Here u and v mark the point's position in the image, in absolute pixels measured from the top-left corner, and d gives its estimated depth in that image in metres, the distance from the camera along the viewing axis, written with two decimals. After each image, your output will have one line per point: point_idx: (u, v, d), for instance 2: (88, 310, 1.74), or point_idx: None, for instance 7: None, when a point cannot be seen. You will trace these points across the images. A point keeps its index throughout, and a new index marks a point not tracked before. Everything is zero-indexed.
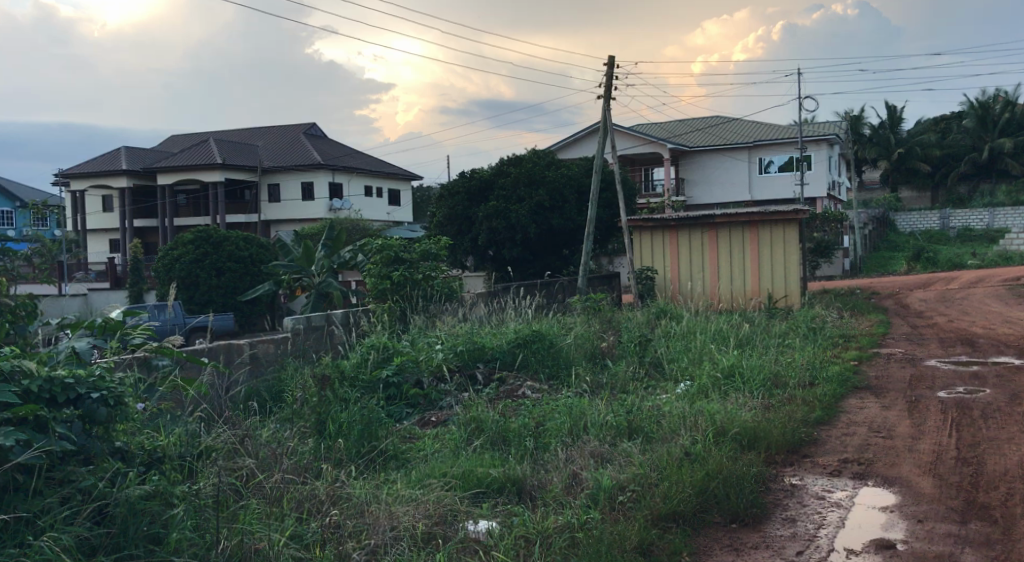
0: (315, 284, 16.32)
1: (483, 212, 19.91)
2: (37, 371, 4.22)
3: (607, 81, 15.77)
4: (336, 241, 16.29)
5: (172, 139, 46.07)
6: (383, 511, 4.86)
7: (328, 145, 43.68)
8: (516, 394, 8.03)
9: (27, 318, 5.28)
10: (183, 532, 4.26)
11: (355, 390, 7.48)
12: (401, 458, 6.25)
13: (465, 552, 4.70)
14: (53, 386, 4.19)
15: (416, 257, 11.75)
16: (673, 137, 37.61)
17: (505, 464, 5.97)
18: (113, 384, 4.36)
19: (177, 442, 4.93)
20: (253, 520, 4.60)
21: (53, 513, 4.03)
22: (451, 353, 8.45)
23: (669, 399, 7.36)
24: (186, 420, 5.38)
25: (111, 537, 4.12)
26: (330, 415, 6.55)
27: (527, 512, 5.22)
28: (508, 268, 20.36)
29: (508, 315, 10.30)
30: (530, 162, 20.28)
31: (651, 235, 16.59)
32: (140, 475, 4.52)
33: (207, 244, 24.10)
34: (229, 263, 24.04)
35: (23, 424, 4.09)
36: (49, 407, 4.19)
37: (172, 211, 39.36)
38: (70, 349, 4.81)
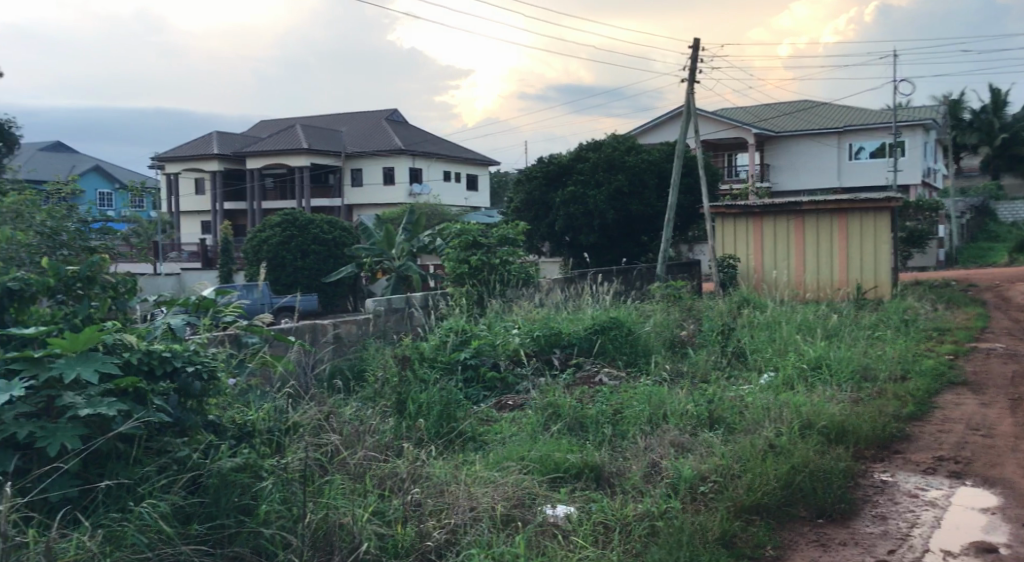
0: (395, 267, 16.55)
1: (561, 196, 19.86)
2: (137, 344, 4.42)
3: (692, 65, 15.45)
4: (416, 225, 16.46)
5: (259, 124, 47.32)
6: (463, 492, 4.92)
7: (407, 130, 44.10)
8: (592, 380, 8.00)
9: (128, 294, 5.36)
10: (272, 504, 4.37)
11: (433, 371, 7.61)
12: (479, 440, 6.30)
13: (543, 535, 4.72)
14: (152, 359, 4.40)
15: (494, 241, 11.74)
16: (759, 123, 36.76)
17: (582, 450, 5.96)
18: (207, 360, 4.61)
19: (265, 416, 5.11)
20: (338, 495, 4.68)
21: (151, 481, 4.19)
22: (528, 338, 8.47)
23: (752, 389, 7.23)
24: (274, 397, 5.55)
25: (204, 507, 4.25)
26: (410, 395, 6.70)
27: (606, 498, 5.22)
28: (585, 254, 20.26)
29: (585, 302, 10.27)
30: (610, 147, 20.20)
31: (734, 222, 16.21)
32: (232, 447, 4.70)
33: (293, 227, 24.63)
34: (313, 246, 24.50)
35: (125, 396, 4.31)
36: (148, 379, 4.40)
37: (260, 194, 40.50)
38: (166, 325, 5.02)
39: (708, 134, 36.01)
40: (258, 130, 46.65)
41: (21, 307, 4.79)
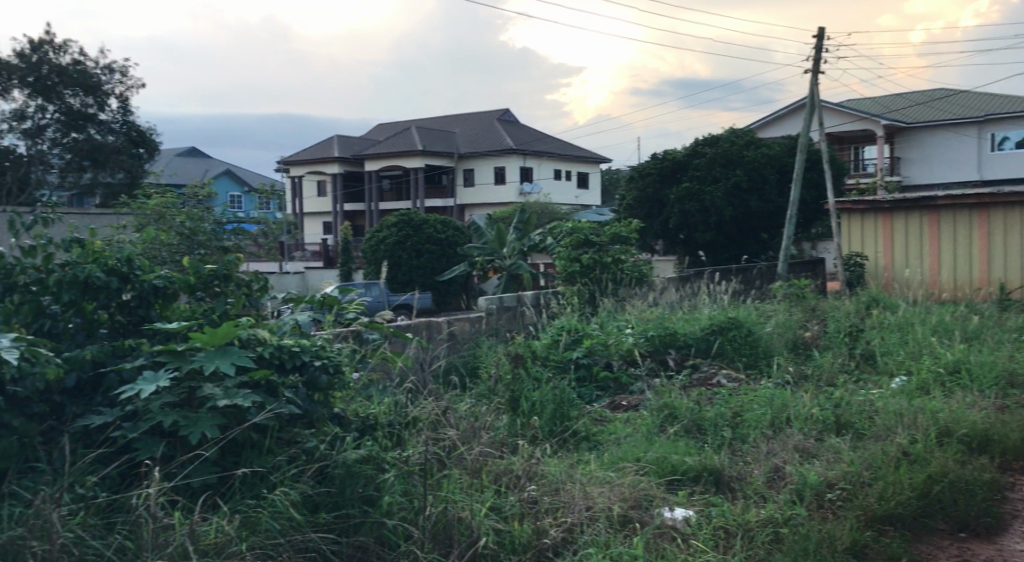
0: (506, 266, 16.69)
1: (676, 194, 19.55)
2: (269, 338, 4.59)
3: (816, 55, 14.92)
4: (528, 224, 16.57)
5: (377, 127, 48.68)
6: (579, 491, 4.89)
7: (520, 130, 44.38)
8: (710, 382, 7.79)
9: (260, 292, 5.56)
10: (394, 496, 4.46)
11: (547, 369, 7.64)
12: (593, 440, 6.26)
13: (662, 538, 4.64)
14: (283, 353, 4.58)
15: (606, 239, 11.65)
16: (889, 114, 35.14)
17: (701, 453, 5.82)
18: (333, 354, 4.76)
19: (387, 410, 5.23)
20: (457, 489, 4.72)
21: (283, 470, 4.36)
22: (642, 338, 8.37)
23: (883, 393, 6.89)
24: (394, 392, 5.68)
25: (331, 497, 4.38)
26: (524, 393, 6.73)
27: (726, 503, 5.08)
28: (701, 252, 19.86)
29: (702, 301, 10.06)
30: (727, 142, 19.76)
31: (864, 217, 15.64)
32: (356, 439, 4.84)
33: (409, 227, 25.18)
34: (427, 245, 24.97)
35: (258, 387, 4.49)
36: (279, 372, 4.59)
37: (376, 195, 41.63)
38: (294, 320, 5.21)
39: (833, 126, 34.74)
40: (375, 133, 48.02)
41: (164, 303, 5.07)
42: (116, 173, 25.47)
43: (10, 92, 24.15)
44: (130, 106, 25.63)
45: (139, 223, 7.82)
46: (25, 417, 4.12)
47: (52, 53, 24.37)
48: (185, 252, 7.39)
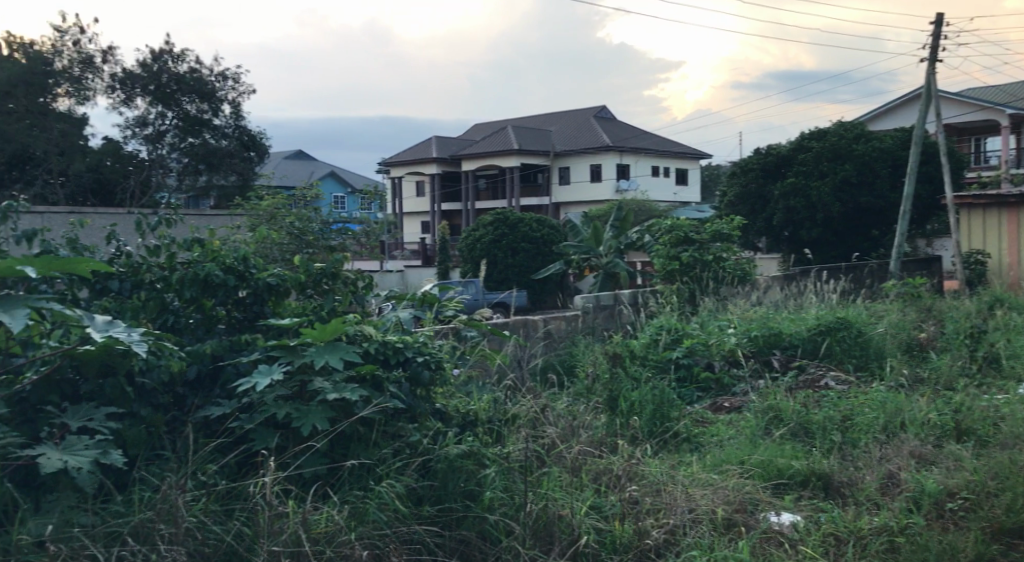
0: (602, 264, 16.62)
1: (780, 189, 19.01)
2: (375, 334, 4.67)
3: (934, 42, 14.25)
4: (625, 221, 16.45)
5: (474, 127, 49.20)
6: (682, 493, 4.79)
7: (618, 127, 44.02)
8: (818, 384, 7.51)
9: (365, 289, 5.67)
10: (495, 492, 4.47)
11: (646, 369, 7.53)
12: (695, 441, 6.13)
13: (769, 543, 4.50)
14: (388, 349, 4.65)
15: (706, 237, 11.42)
16: (1014, 103, 33.24)
17: (809, 457, 5.63)
18: (435, 350, 4.82)
19: (487, 407, 5.26)
20: (557, 487, 4.70)
21: (388, 463, 4.43)
22: (745, 338, 8.15)
23: (1009, 399, 6.51)
24: (493, 388, 5.71)
25: (434, 491, 4.42)
26: (622, 393, 6.67)
27: (837, 509, 4.89)
28: (806, 250, 19.25)
29: (808, 301, 9.74)
30: (835, 135, 19.09)
31: (993, 211, 14.79)
32: (457, 434, 4.89)
33: (504, 226, 25.31)
34: (523, 243, 25.03)
35: (364, 382, 4.58)
36: (384, 367, 4.68)
37: (473, 194, 42.07)
38: (396, 318, 5.34)
39: (951, 117, 33.10)
40: (473, 133, 48.53)
41: (276, 300, 5.23)
42: (229, 176, 26.62)
43: (134, 100, 25.47)
44: (242, 112, 26.69)
45: (250, 223, 8.11)
46: (151, 407, 4.33)
47: (171, 62, 25.58)
48: (295, 251, 7.63)
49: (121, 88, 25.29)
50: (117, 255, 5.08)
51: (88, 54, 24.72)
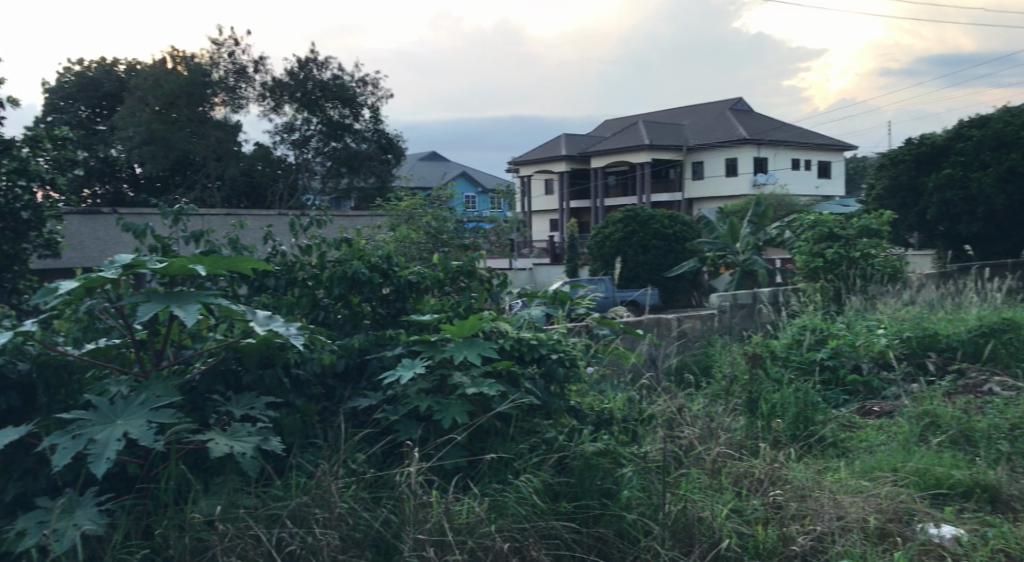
0: (739, 262, 16.19)
1: (935, 182, 17.95)
2: (510, 332, 4.76)
3: None
4: (763, 217, 15.91)
5: (606, 123, 48.94)
6: (829, 499, 4.62)
7: (756, 120, 42.70)
8: (980, 389, 7.01)
9: (500, 286, 5.73)
10: (632, 491, 4.44)
11: (788, 371, 7.30)
12: (842, 446, 5.89)
13: (929, 556, 4.26)
14: (523, 346, 4.72)
15: (853, 232, 10.89)
16: None
17: (971, 467, 5.30)
18: (570, 348, 4.85)
19: (621, 406, 5.25)
20: (696, 489, 4.62)
21: (525, 459, 4.49)
22: (897, 340, 7.75)
23: None
24: (626, 387, 5.68)
25: (570, 487, 4.44)
26: (763, 395, 6.50)
27: (1005, 524, 4.58)
28: (965, 246, 18.07)
29: (969, 300, 9.15)
30: (998, 123, 17.83)
31: None
32: (593, 432, 4.91)
33: (635, 222, 24.98)
34: (654, 240, 24.60)
35: (500, 378, 4.67)
36: (519, 364, 4.75)
37: (604, 191, 41.88)
38: (529, 316, 5.39)
39: None
40: (604, 129, 48.31)
41: (417, 297, 5.39)
42: (368, 178, 27.52)
43: (282, 108, 26.78)
44: (381, 116, 27.51)
45: (390, 223, 8.40)
46: (305, 398, 4.56)
47: (315, 70, 26.67)
48: (432, 248, 7.86)
49: (270, 96, 26.65)
50: (273, 254, 5.36)
51: (241, 65, 26.20)
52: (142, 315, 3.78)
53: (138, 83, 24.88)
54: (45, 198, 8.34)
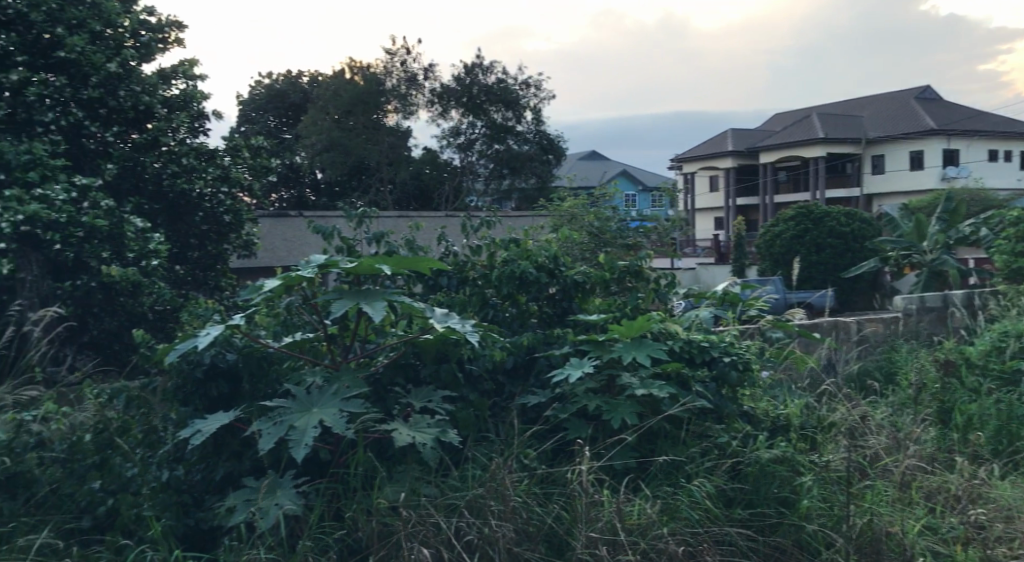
0: (926, 262, 15.16)
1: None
2: (679, 333, 4.72)
3: None
4: (954, 213, 14.86)
5: (776, 117, 47.24)
6: None
7: (945, 109, 39.83)
8: None
9: (667, 287, 5.65)
10: (812, 501, 4.29)
11: (987, 378, 6.65)
12: None
13: None
14: (692, 348, 4.68)
15: None
16: None
17: None
18: (742, 350, 4.74)
19: (798, 412, 5.07)
20: (884, 502, 4.39)
21: (696, 463, 4.43)
22: None
23: None
24: (801, 393, 5.50)
25: (744, 494, 4.35)
26: (957, 406, 6.12)
27: None
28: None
29: None
30: None
31: None
32: (767, 439, 4.78)
33: (808, 220, 23.35)
34: (830, 239, 22.94)
35: (670, 379, 4.64)
36: (688, 366, 4.70)
37: (773, 188, 40.46)
38: (698, 318, 5.30)
39: None
40: (774, 123, 46.64)
41: (583, 297, 5.44)
42: (529, 179, 27.83)
43: (449, 113, 27.64)
44: (543, 118, 27.86)
45: (559, 223, 8.52)
46: (478, 393, 4.71)
47: (481, 74, 27.39)
48: (601, 249, 7.91)
49: (438, 101, 27.63)
50: (445, 255, 5.56)
51: (412, 73, 27.35)
52: (335, 310, 4.04)
53: (320, 94, 26.54)
54: (244, 202, 9.05)
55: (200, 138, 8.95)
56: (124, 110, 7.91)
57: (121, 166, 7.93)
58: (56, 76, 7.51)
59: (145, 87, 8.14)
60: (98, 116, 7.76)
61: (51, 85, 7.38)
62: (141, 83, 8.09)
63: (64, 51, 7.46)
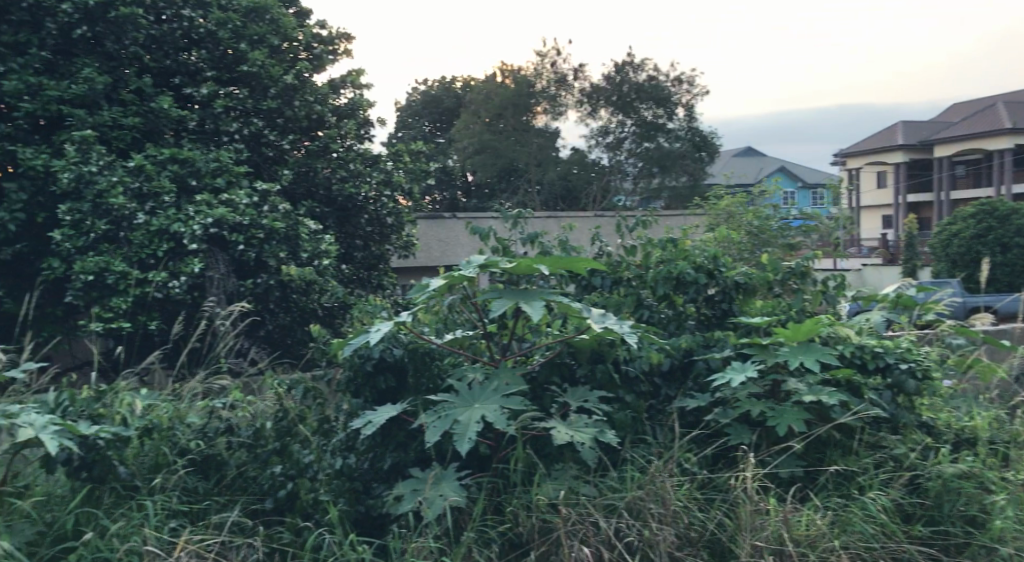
0: None
1: None
2: (851, 338, 4.53)
3: None
4: None
5: (952, 108, 44.23)
6: None
7: None
8: None
9: (837, 289, 5.39)
10: (1005, 522, 4.00)
11: None
12: None
13: None
14: (865, 353, 4.48)
15: None
16: None
17: None
18: (921, 357, 4.47)
19: (985, 424, 4.72)
20: None
21: (871, 475, 4.22)
22: None
23: None
24: (986, 404, 5.13)
25: (926, 510, 4.13)
26: None
27: None
28: None
29: None
30: None
31: None
32: (950, 452, 4.49)
33: (991, 218, 21.68)
34: (1018, 238, 21.17)
35: (840, 386, 4.45)
36: (861, 372, 4.49)
37: (949, 183, 37.87)
38: (870, 323, 5.03)
39: None
40: (950, 115, 43.66)
41: (745, 299, 5.30)
42: (681, 178, 27.41)
43: (597, 112, 27.69)
44: (695, 115, 27.36)
45: (717, 223, 8.40)
46: (635, 394, 4.68)
47: (631, 73, 27.22)
48: (763, 250, 7.69)
49: (587, 102, 27.62)
50: (600, 255, 5.56)
51: (562, 74, 27.42)
52: (496, 310, 4.14)
53: (473, 98, 27.10)
54: (405, 205, 9.38)
55: (366, 144, 9.36)
56: (300, 119, 8.39)
57: (296, 171, 8.42)
58: (240, 89, 8.08)
59: (318, 97, 8.62)
60: (276, 125, 8.24)
61: (235, 98, 7.93)
62: (314, 93, 8.57)
63: (247, 65, 7.99)
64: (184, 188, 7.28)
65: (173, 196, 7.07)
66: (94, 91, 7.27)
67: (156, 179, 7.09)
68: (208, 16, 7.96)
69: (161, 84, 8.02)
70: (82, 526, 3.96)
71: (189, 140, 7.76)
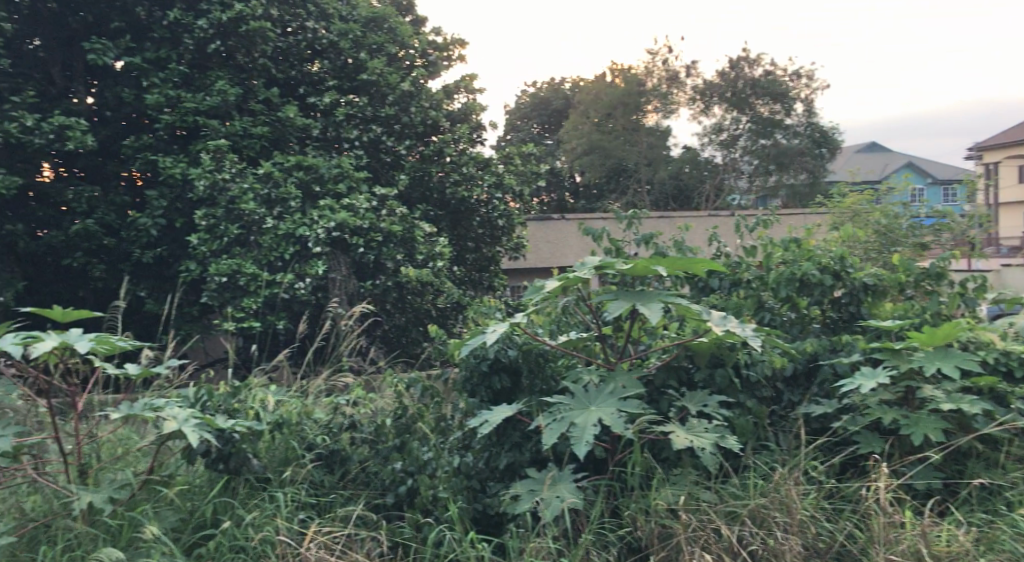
0: None
1: None
2: (997, 344, 4.30)
3: None
4: None
5: None
6: None
7: None
8: None
9: (977, 292, 5.06)
10: None
11: None
12: None
13: None
14: (1012, 361, 4.25)
15: None
16: None
17: None
18: None
19: None
20: None
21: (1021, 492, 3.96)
22: None
23: None
24: None
25: None
26: None
27: None
28: None
29: None
30: None
31: None
32: None
33: None
34: None
35: (984, 396, 4.23)
36: (1007, 381, 4.24)
37: None
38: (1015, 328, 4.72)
39: None
40: None
41: (874, 301, 5.07)
42: (800, 175, 26.58)
43: (711, 109, 27.10)
44: (815, 110, 26.42)
45: (841, 222, 8.04)
46: (756, 399, 4.53)
47: (746, 68, 26.53)
48: (891, 250, 7.33)
49: (700, 98, 27.06)
50: (717, 256, 5.43)
51: (674, 72, 26.95)
52: (612, 312, 4.10)
53: (582, 99, 26.96)
54: (517, 207, 9.41)
55: (478, 147, 9.45)
56: (416, 125, 8.57)
57: (412, 176, 8.60)
58: (360, 97, 8.33)
59: (433, 103, 8.77)
60: (393, 131, 8.47)
61: (356, 105, 8.17)
62: (429, 99, 8.72)
63: (367, 74, 8.24)
64: (309, 194, 7.55)
65: (299, 201, 7.35)
66: (227, 102, 7.62)
67: (284, 185, 7.39)
68: (330, 28, 8.31)
69: (287, 94, 8.43)
70: (220, 515, 4.15)
71: (312, 147, 8.06)
